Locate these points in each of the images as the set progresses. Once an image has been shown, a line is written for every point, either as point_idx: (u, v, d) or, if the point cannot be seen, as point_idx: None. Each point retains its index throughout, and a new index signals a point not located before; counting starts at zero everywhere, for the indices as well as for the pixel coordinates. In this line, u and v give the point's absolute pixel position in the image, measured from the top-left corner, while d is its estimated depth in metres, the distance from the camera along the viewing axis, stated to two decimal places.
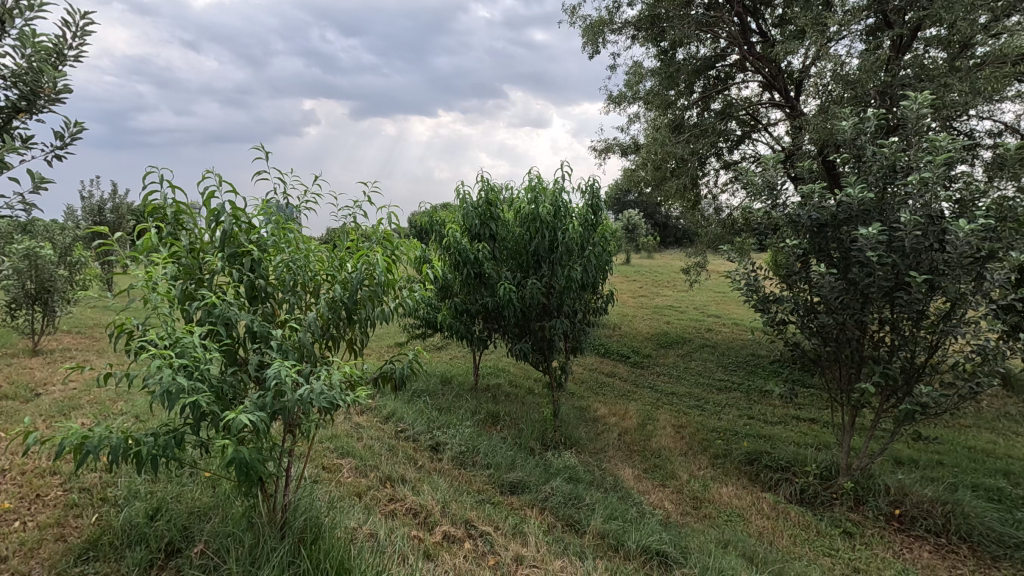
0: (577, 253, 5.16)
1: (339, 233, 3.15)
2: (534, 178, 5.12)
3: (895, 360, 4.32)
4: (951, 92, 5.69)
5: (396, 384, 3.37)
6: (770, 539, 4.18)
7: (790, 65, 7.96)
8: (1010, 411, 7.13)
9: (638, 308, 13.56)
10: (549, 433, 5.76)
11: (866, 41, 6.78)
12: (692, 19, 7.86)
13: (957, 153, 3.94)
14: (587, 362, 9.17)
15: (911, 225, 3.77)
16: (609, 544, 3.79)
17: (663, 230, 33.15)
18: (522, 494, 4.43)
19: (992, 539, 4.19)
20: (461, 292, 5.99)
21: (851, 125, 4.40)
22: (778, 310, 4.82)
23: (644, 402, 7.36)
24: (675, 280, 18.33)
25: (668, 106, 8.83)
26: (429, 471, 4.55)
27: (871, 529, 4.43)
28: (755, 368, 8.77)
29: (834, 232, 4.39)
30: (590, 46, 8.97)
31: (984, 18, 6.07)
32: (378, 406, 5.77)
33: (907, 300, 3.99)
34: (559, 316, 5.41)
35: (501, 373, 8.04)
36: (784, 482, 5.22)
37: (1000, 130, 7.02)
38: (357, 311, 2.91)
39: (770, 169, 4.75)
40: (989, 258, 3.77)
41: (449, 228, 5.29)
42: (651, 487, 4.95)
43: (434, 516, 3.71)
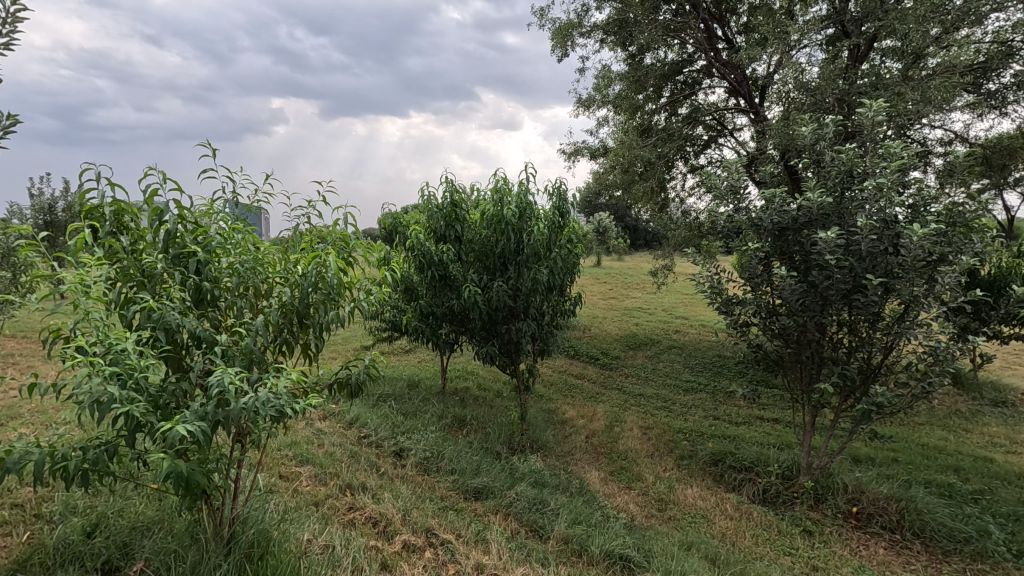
0: (543, 255, 5.10)
1: (292, 234, 3.02)
2: (500, 181, 5.08)
3: (852, 361, 4.40)
4: (905, 101, 5.87)
5: (350, 390, 3.24)
6: (733, 539, 4.19)
7: (754, 72, 8.11)
8: (960, 409, 7.39)
9: (607, 311, 13.62)
10: (516, 437, 5.70)
11: (825, 51, 6.96)
12: (659, 23, 7.94)
13: (910, 160, 4.04)
14: (557, 364, 9.14)
15: (867, 229, 3.85)
16: (573, 549, 3.74)
17: (632, 233, 33.56)
18: (486, 500, 4.35)
19: (943, 534, 4.31)
20: (427, 294, 5.89)
21: (810, 131, 4.48)
22: (741, 312, 4.86)
23: (612, 404, 7.36)
24: (643, 282, 18.52)
25: (636, 109, 8.96)
26: (391, 477, 4.42)
27: (830, 527, 4.50)
28: (720, 369, 8.88)
29: (795, 236, 4.44)
30: (559, 50, 8.97)
31: (936, 30, 6.27)
32: (341, 412, 5.61)
33: (864, 302, 4.06)
34: (525, 319, 5.34)
35: (469, 377, 7.95)
36: (747, 482, 5.26)
37: (951, 138, 7.28)
38: (310, 314, 2.76)
39: (733, 173, 4.80)
40: (939, 261, 3.95)
41: (414, 229, 5.19)
42: (617, 490, 4.92)
43: (394, 525, 3.60)
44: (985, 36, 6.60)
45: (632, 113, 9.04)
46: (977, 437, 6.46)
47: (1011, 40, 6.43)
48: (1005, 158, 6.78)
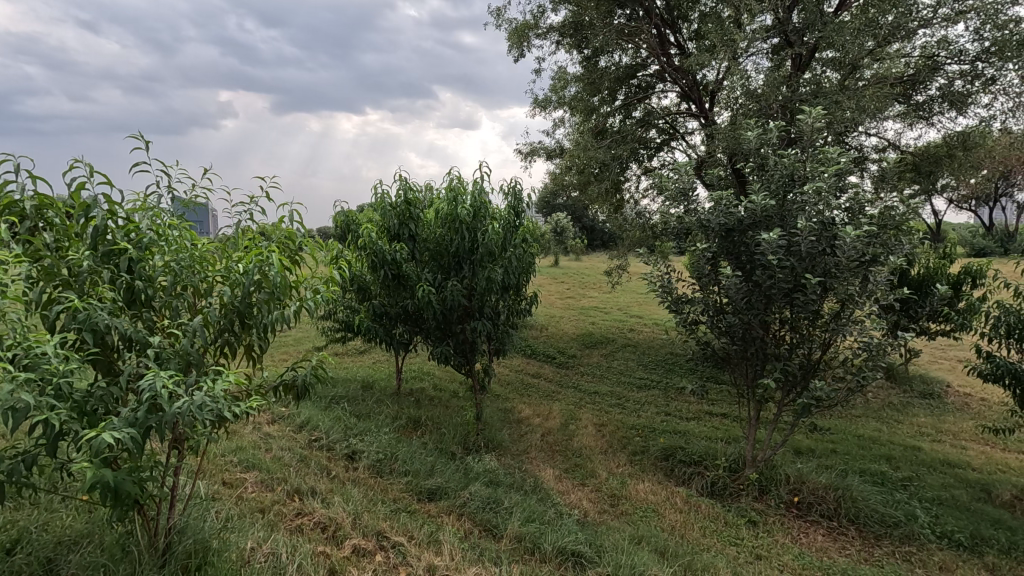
0: (498, 255, 5.08)
1: (235, 232, 2.89)
2: (454, 179, 5.05)
3: (794, 357, 4.60)
4: (843, 109, 6.17)
5: (296, 392, 3.13)
6: (682, 532, 4.30)
7: (703, 78, 8.35)
8: (893, 401, 7.84)
9: (564, 310, 13.75)
10: (470, 437, 5.68)
11: (770, 59, 7.24)
12: (613, 28, 8.10)
13: (845, 165, 4.25)
14: (514, 364, 9.16)
15: (806, 230, 4.03)
16: (525, 548, 3.75)
17: (590, 233, 34.05)
18: (439, 501, 4.31)
19: (875, 519, 4.57)
20: (380, 294, 5.79)
21: (754, 136, 4.66)
22: (690, 311, 5.00)
23: (567, 402, 7.44)
24: (599, 281, 18.84)
25: (591, 112, 9.11)
26: (342, 481, 4.32)
27: (773, 517, 4.68)
28: (672, 366, 9.12)
29: (740, 237, 4.59)
30: (515, 50, 8.99)
31: (870, 43, 6.61)
32: (290, 415, 5.45)
33: (803, 301, 4.26)
34: (480, 318, 5.30)
35: (425, 377, 7.87)
36: (696, 475, 5.41)
37: (884, 146, 7.70)
38: (251, 314, 2.64)
39: (683, 175, 4.93)
40: (872, 262, 4.16)
41: (367, 228, 5.11)
42: (571, 487, 4.98)
43: (344, 529, 3.51)
44: (913, 51, 7.04)
45: (588, 115, 9.16)
46: (907, 427, 6.86)
47: (937, 56, 6.88)
48: (932, 165, 7.23)
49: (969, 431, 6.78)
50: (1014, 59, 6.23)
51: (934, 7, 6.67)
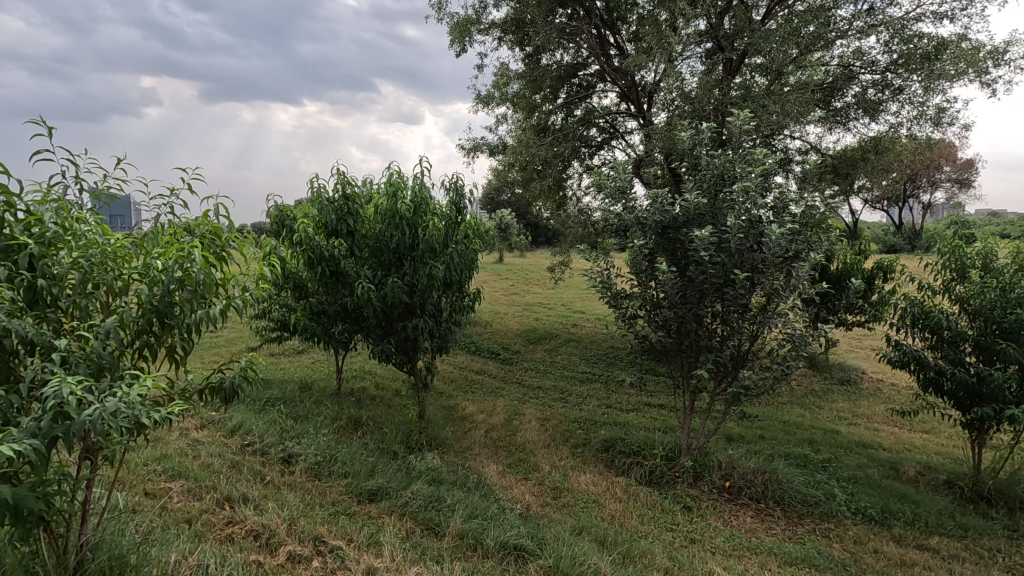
0: (439, 251, 5.02)
1: (155, 227, 2.69)
2: (393, 174, 4.96)
3: (725, 349, 4.82)
4: (769, 113, 6.50)
5: (224, 395, 2.96)
6: (621, 521, 4.42)
7: (641, 79, 8.58)
8: (815, 388, 8.37)
9: (508, 306, 13.81)
10: (413, 436, 5.60)
11: (703, 63, 7.53)
12: (554, 27, 8.18)
13: (771, 166, 4.48)
14: (457, 361, 9.12)
15: (735, 228, 4.23)
16: (468, 544, 3.73)
17: (534, 230, 34.37)
18: (381, 502, 4.22)
19: (798, 499, 4.87)
20: (317, 291, 5.59)
21: (687, 137, 4.83)
22: (628, 306, 5.12)
23: (511, 398, 7.48)
24: (543, 278, 19.08)
25: (533, 109, 9.13)
26: (277, 486, 4.15)
27: (706, 501, 4.90)
28: (613, 360, 9.35)
29: (675, 234, 4.76)
30: (457, 45, 8.92)
31: (794, 51, 6.99)
32: (221, 420, 5.19)
33: (733, 295, 4.47)
34: (422, 316, 5.22)
35: (366, 377, 7.70)
36: (635, 465, 5.57)
37: (807, 149, 8.18)
38: (173, 314, 2.46)
39: (622, 173, 5.04)
40: (795, 258, 4.41)
41: (303, 223, 4.93)
42: (514, 481, 5.00)
43: (278, 536, 3.37)
44: (832, 60, 7.51)
45: (530, 113, 9.22)
46: (827, 412, 7.34)
47: (853, 66, 7.37)
48: (849, 168, 7.74)
49: (881, 414, 7.34)
50: (918, 71, 6.77)
51: (850, 20, 7.13)
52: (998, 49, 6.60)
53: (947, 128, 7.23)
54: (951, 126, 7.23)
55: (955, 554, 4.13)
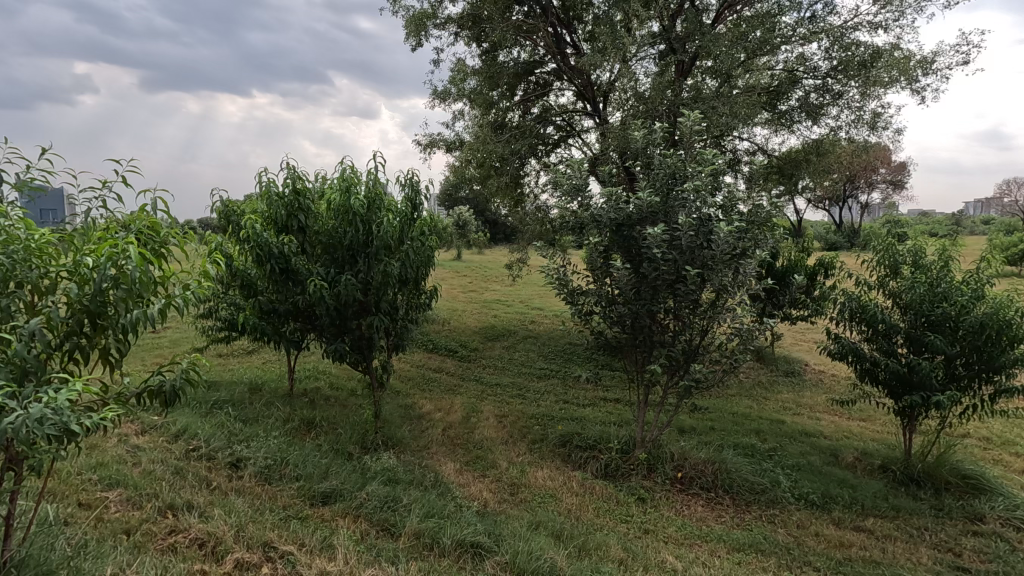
0: (394, 248, 4.93)
1: (87, 223, 2.53)
2: (346, 169, 4.87)
3: (677, 343, 4.94)
4: (719, 114, 6.70)
5: (164, 399, 2.80)
6: (577, 514, 4.47)
7: (597, 79, 8.68)
8: (762, 380, 8.72)
9: (467, 303, 13.76)
10: (369, 436, 5.50)
11: (656, 64, 7.68)
12: (510, 24, 8.17)
13: (720, 166, 4.62)
14: (414, 359, 9.02)
15: (686, 226, 4.34)
16: (425, 544, 3.69)
17: (492, 227, 34.39)
18: (334, 504, 4.13)
19: (746, 487, 5.06)
20: (267, 289, 5.41)
21: (641, 136, 4.92)
22: (584, 302, 5.18)
23: (469, 395, 7.46)
24: (501, 274, 19.11)
25: (491, 106, 9.06)
26: (224, 492, 3.99)
27: (659, 492, 5.02)
28: (570, 356, 9.46)
29: (629, 232, 4.84)
30: (412, 39, 8.77)
31: (742, 55, 7.23)
32: (163, 424, 4.95)
33: (685, 291, 4.60)
34: (377, 313, 5.09)
35: (320, 376, 7.51)
36: (591, 459, 5.65)
37: (754, 150, 8.48)
38: (106, 314, 2.31)
39: (577, 171, 5.09)
40: (743, 255, 4.56)
41: (251, 219, 4.75)
42: (471, 479, 4.99)
43: (225, 543, 3.24)
44: (777, 65, 7.79)
45: (487, 109, 9.18)
46: (774, 403, 7.65)
47: (796, 70, 7.68)
48: (793, 168, 8.06)
49: (822, 404, 7.71)
50: (856, 77, 7.12)
51: (794, 26, 7.41)
52: (927, 58, 7.00)
53: (882, 132, 7.62)
54: (886, 130, 7.63)
55: (888, 534, 4.38)
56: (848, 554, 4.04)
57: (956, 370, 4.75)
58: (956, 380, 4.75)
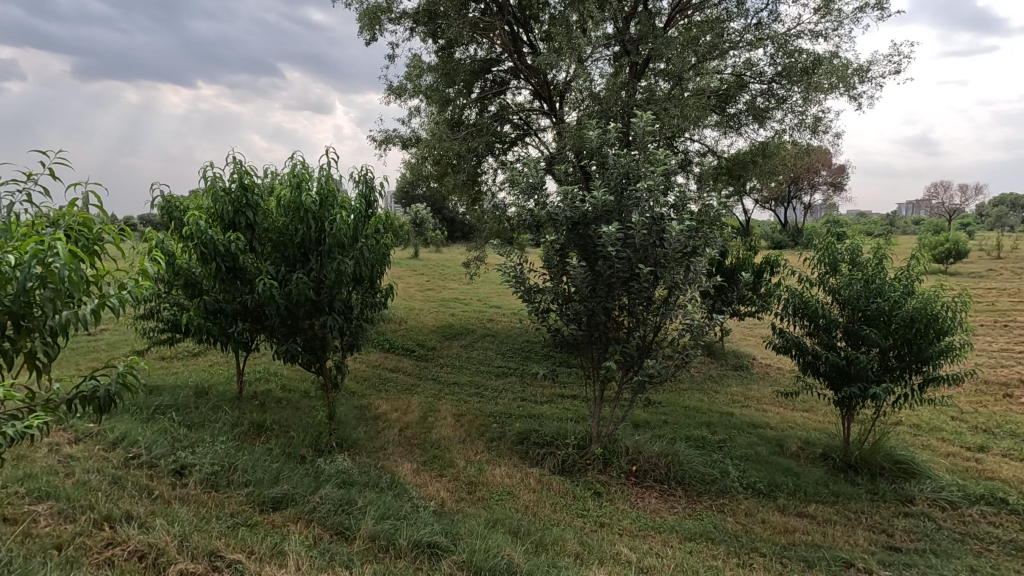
0: (348, 245, 4.82)
1: (9, 218, 2.34)
2: (297, 165, 4.73)
3: (631, 340, 5.04)
4: (672, 116, 6.86)
5: (97, 405, 2.63)
6: (534, 510, 4.50)
7: (553, 78, 8.74)
8: (713, 374, 9.00)
9: (424, 302, 13.61)
10: (322, 438, 5.36)
11: (611, 65, 7.80)
12: (466, 21, 8.13)
13: (672, 166, 4.73)
14: (370, 359, 8.86)
15: (639, 225, 4.44)
16: (380, 546, 3.63)
17: (450, 224, 34.24)
18: (286, 509, 4.00)
19: (697, 479, 5.21)
20: (213, 289, 5.19)
21: (595, 136, 4.98)
22: (541, 300, 5.21)
23: (426, 395, 7.39)
24: (458, 273, 19.02)
25: (447, 103, 8.99)
26: (167, 501, 3.80)
27: (615, 486, 5.11)
28: (528, 354, 9.50)
29: (585, 230, 4.89)
30: (366, 32, 8.60)
31: (693, 58, 7.43)
32: (99, 432, 4.68)
33: (638, 289, 4.69)
34: (330, 313, 4.95)
35: (271, 379, 7.27)
36: (549, 455, 5.69)
37: (705, 151, 8.74)
38: (31, 317, 2.14)
39: (533, 170, 5.11)
40: (693, 253, 4.69)
41: (194, 215, 4.54)
42: (428, 479, 4.94)
43: (167, 554, 3.09)
44: (726, 69, 8.05)
45: (443, 106, 9.10)
46: (724, 396, 7.91)
47: (744, 75, 7.95)
48: (741, 170, 8.36)
49: (768, 396, 8.03)
50: (799, 83, 7.43)
51: (741, 32, 7.68)
52: (862, 67, 7.39)
53: (822, 136, 8.00)
54: (826, 134, 8.00)
55: (828, 519, 4.61)
56: (792, 539, 4.22)
57: (890, 361, 5.03)
58: (889, 371, 5.03)
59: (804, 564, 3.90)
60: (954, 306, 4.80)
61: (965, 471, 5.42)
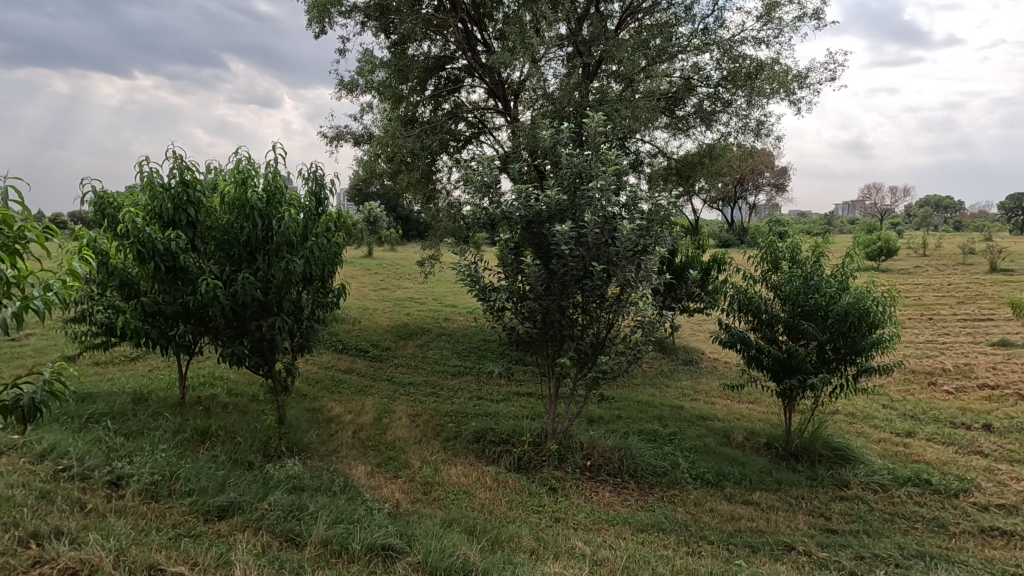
0: (297, 244, 4.68)
1: None
2: (242, 160, 4.56)
3: (586, 337, 5.13)
4: (624, 117, 6.99)
5: (21, 416, 2.45)
6: (490, 508, 4.51)
7: (507, 77, 8.77)
8: (664, 369, 9.27)
9: (378, 301, 13.40)
10: (272, 443, 5.20)
11: (565, 66, 7.88)
12: (419, 16, 8.03)
13: (623, 167, 4.83)
14: (323, 360, 8.65)
15: (592, 224, 4.52)
16: (332, 551, 3.55)
17: (405, 222, 33.82)
18: (232, 518, 3.86)
19: (649, 471, 5.35)
20: (152, 290, 4.93)
21: (549, 135, 5.03)
22: (496, 299, 5.21)
23: (381, 395, 7.27)
24: (413, 272, 18.81)
25: (400, 99, 8.86)
26: (102, 515, 3.59)
27: (570, 481, 5.19)
28: (484, 352, 9.50)
29: (539, 228, 4.93)
30: (315, 25, 8.38)
31: (644, 61, 7.59)
32: (25, 444, 4.37)
33: (591, 286, 4.78)
34: (279, 313, 4.79)
35: (216, 383, 6.99)
36: (505, 453, 5.71)
37: (655, 152, 8.95)
38: None
39: (487, 168, 5.10)
40: (644, 252, 4.81)
41: (130, 212, 4.30)
42: (383, 481, 4.87)
43: (103, 570, 2.92)
44: (675, 72, 8.28)
45: (396, 103, 8.98)
46: (674, 390, 8.15)
47: (692, 79, 8.19)
48: (689, 171, 8.62)
49: (716, 389, 8.33)
50: (743, 88, 7.72)
51: (689, 37, 7.93)
52: (801, 73, 7.76)
53: (765, 139, 8.34)
54: (768, 137, 8.36)
55: (771, 505, 4.83)
56: (738, 526, 4.40)
57: (827, 354, 5.30)
58: (826, 363, 5.31)
59: (748, 549, 4.07)
60: (884, 301, 5.11)
61: (894, 455, 5.79)
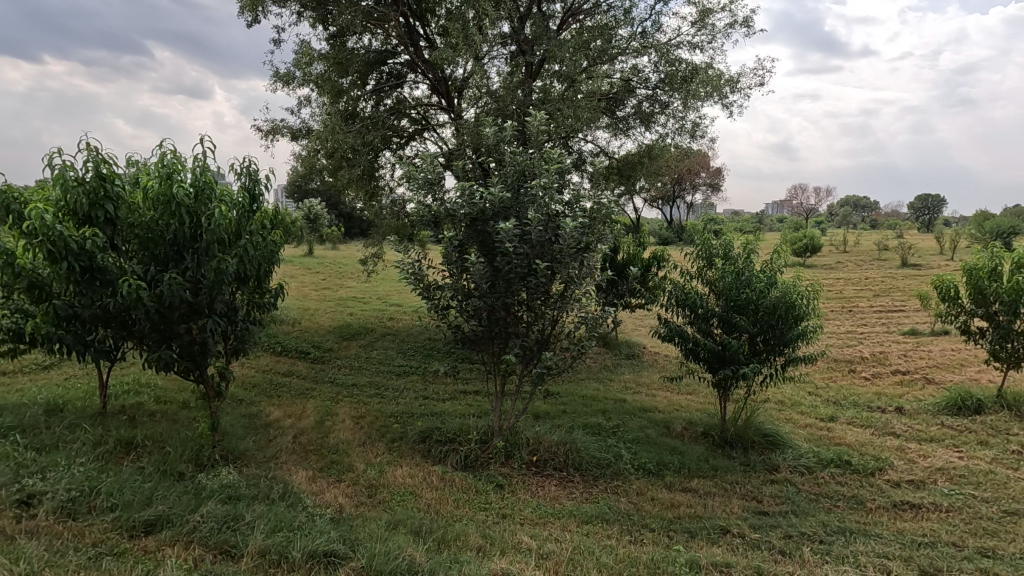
0: (229, 242, 4.46)
1: None
2: (167, 154, 4.31)
3: (530, 334, 5.16)
4: (567, 117, 7.08)
5: None
6: (436, 508, 4.47)
7: (450, 74, 8.70)
8: (607, 363, 9.48)
9: (320, 301, 12.99)
10: (204, 452, 4.94)
11: (508, 64, 7.90)
12: (359, 9, 7.84)
13: (565, 166, 4.90)
14: (260, 363, 8.29)
15: (535, 221, 4.56)
16: (271, 561, 3.42)
17: (348, 220, 32.96)
18: (160, 532, 3.64)
19: (593, 463, 5.47)
20: (66, 292, 4.56)
21: (492, 133, 5.03)
22: (440, 297, 5.16)
23: (322, 398, 7.06)
24: (357, 270, 18.36)
25: (339, 93, 8.62)
26: (10, 537, 3.30)
27: (516, 477, 5.22)
28: (430, 351, 9.40)
29: (482, 226, 4.93)
30: (248, 13, 8.02)
31: (585, 61, 7.72)
32: None
33: (535, 284, 4.82)
34: (210, 315, 4.55)
35: (142, 390, 6.56)
36: (451, 452, 5.68)
37: (597, 151, 9.12)
38: None
39: (430, 165, 5.04)
40: (586, 249, 4.91)
41: (39, 209, 3.97)
42: (325, 485, 4.73)
43: None
44: (615, 74, 8.47)
45: (336, 97, 8.73)
46: (618, 384, 8.35)
47: (631, 80, 8.40)
48: (630, 170, 8.83)
49: (657, 382, 8.61)
50: (679, 90, 7.99)
51: (627, 40, 8.13)
52: (732, 78, 8.12)
53: (700, 140, 8.67)
54: (703, 139, 8.69)
55: (709, 491, 5.05)
56: (677, 513, 4.57)
57: (758, 345, 5.58)
58: (757, 354, 5.59)
59: (687, 534, 4.24)
60: (809, 295, 5.43)
61: (819, 439, 6.17)
